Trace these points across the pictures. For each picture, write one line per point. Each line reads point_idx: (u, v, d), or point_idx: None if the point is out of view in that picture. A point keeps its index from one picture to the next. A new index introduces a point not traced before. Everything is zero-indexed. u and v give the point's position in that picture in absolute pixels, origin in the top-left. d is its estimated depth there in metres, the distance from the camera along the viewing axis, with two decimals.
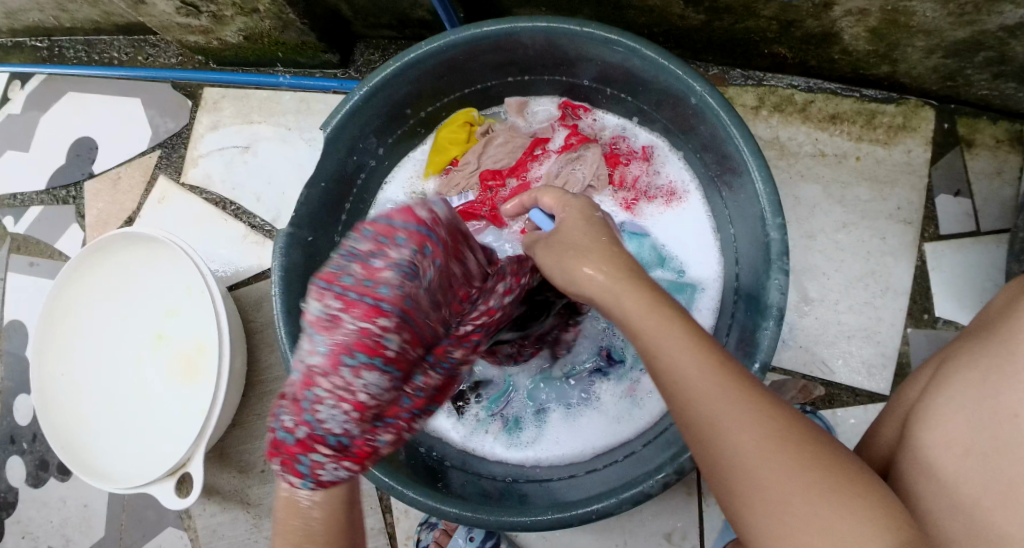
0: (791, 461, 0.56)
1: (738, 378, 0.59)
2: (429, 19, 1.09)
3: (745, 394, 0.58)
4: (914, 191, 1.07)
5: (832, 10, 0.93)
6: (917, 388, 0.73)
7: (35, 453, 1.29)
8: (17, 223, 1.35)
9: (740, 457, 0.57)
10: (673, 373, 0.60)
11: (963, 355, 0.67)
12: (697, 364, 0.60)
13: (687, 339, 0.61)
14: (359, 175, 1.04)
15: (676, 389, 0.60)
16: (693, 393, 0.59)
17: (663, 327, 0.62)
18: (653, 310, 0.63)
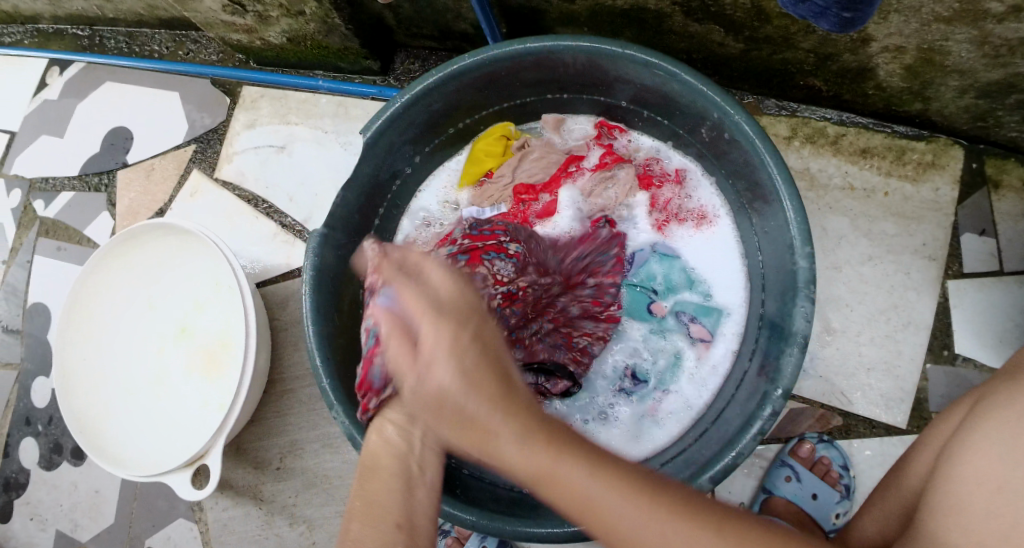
0: (691, 525, 0.59)
1: (609, 477, 0.60)
2: (471, 31, 1.11)
3: (658, 494, 0.60)
4: (940, 228, 1.08)
5: (870, 45, 0.95)
6: (950, 422, 0.73)
7: (50, 436, 1.30)
8: (48, 207, 1.37)
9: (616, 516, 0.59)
10: (568, 487, 0.60)
11: (1002, 392, 0.66)
12: (600, 494, 0.59)
13: (588, 489, 0.60)
14: (394, 182, 1.06)
15: (553, 480, 0.60)
16: (573, 483, 0.60)
17: (563, 465, 0.60)
18: (597, 470, 0.60)
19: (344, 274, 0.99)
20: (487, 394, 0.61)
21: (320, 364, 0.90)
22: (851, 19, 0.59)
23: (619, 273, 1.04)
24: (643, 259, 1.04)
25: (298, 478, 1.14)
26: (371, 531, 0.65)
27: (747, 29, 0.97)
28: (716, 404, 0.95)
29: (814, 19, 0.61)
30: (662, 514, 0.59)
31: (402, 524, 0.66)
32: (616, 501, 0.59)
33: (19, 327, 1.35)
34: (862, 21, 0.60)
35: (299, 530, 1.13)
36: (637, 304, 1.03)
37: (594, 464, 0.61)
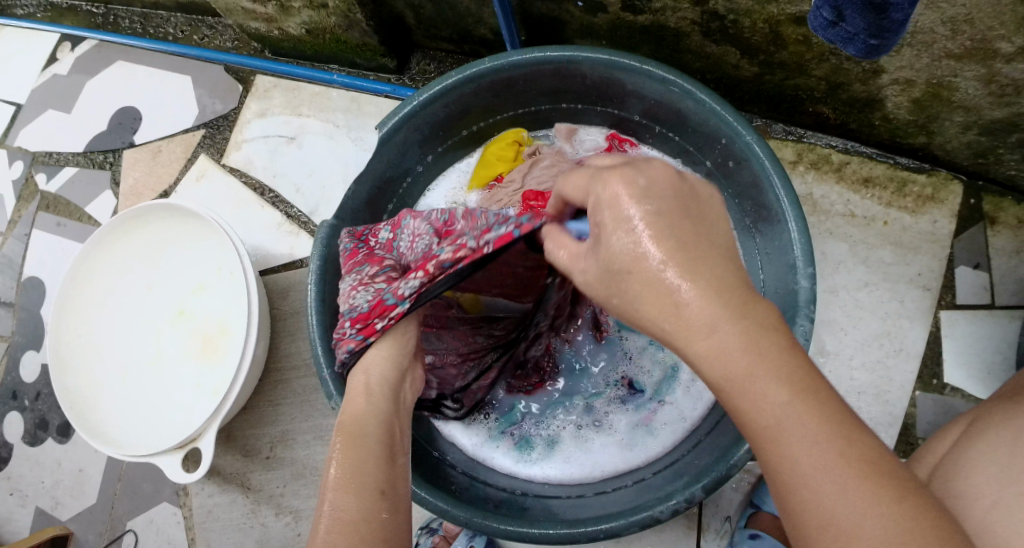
0: (844, 442, 0.45)
1: (826, 411, 0.46)
2: (490, 37, 1.12)
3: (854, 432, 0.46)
4: (936, 259, 1.10)
5: (880, 77, 0.97)
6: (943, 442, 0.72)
7: (36, 412, 1.28)
8: (50, 181, 1.36)
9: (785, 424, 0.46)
10: (755, 403, 0.46)
11: (997, 413, 0.67)
12: (790, 396, 0.46)
13: (803, 426, 0.45)
14: (405, 179, 1.07)
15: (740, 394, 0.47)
16: (745, 386, 0.47)
17: (761, 372, 0.46)
18: (795, 392, 0.46)
19: None
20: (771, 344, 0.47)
21: (320, 354, 0.90)
22: (877, 46, 0.61)
23: None
24: None
25: (288, 468, 1.14)
26: (350, 498, 0.63)
27: (762, 53, 0.98)
28: (710, 418, 0.97)
29: (842, 44, 0.62)
30: (804, 401, 0.46)
31: (384, 490, 0.65)
32: (806, 443, 0.45)
33: (11, 299, 1.34)
34: (886, 49, 0.62)
35: (285, 520, 1.13)
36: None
37: (808, 392, 0.46)
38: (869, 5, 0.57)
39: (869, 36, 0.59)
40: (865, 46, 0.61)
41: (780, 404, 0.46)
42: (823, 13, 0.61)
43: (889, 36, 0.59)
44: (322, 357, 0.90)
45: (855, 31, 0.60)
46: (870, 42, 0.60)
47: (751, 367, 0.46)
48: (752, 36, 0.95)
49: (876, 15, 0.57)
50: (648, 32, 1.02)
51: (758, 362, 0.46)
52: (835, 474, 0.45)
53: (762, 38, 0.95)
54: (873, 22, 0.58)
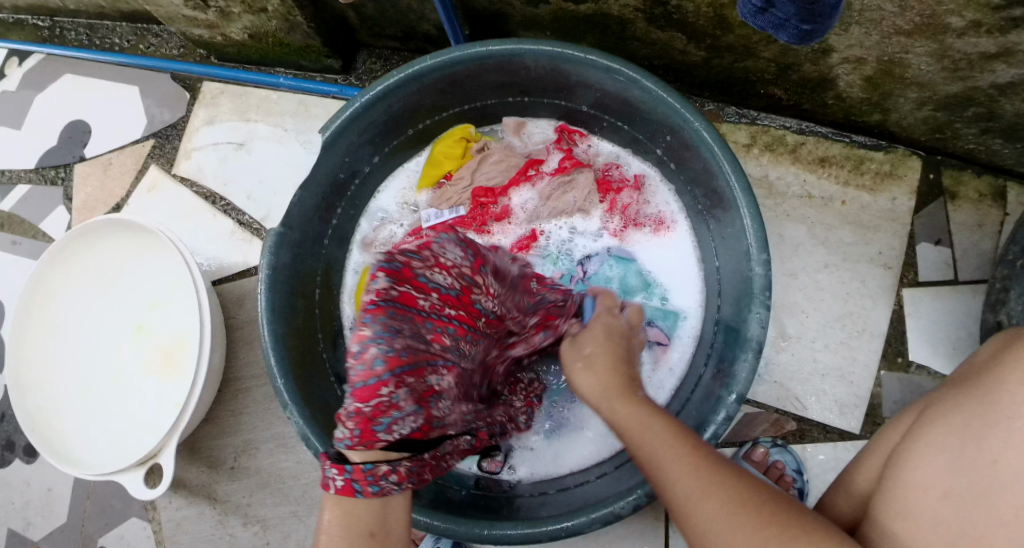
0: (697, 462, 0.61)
1: (694, 451, 0.63)
2: (434, 32, 1.09)
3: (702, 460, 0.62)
4: (896, 237, 1.09)
5: (830, 56, 0.96)
6: (898, 430, 0.72)
7: (2, 433, 1.28)
8: (3, 199, 1.34)
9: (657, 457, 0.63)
10: (657, 460, 0.63)
11: (949, 397, 0.65)
12: (658, 431, 0.65)
13: (691, 465, 0.61)
14: (353, 182, 1.04)
15: (649, 461, 0.64)
16: (647, 432, 0.65)
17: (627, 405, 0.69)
18: (670, 428, 0.65)
19: (299, 273, 0.98)
20: (603, 383, 0.72)
21: (275, 362, 0.90)
22: (809, 31, 0.66)
23: (578, 275, 1.04)
24: (600, 261, 1.04)
25: (252, 478, 1.12)
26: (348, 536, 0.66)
27: (709, 37, 0.99)
28: (674, 408, 0.96)
29: (775, 30, 0.68)
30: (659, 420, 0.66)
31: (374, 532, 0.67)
32: (689, 472, 0.61)
33: None
34: (820, 34, 0.67)
35: (253, 530, 1.11)
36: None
37: (674, 429, 0.65)
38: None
39: (800, 21, 0.65)
40: (797, 32, 0.66)
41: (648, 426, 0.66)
42: (754, 1, 0.67)
43: (819, 21, 0.65)
44: (274, 366, 0.89)
45: (786, 17, 0.65)
46: (801, 27, 0.66)
47: (608, 391, 0.71)
48: (698, 20, 0.95)
49: (805, 0, 0.63)
50: (592, 22, 1.01)
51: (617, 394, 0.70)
52: (701, 486, 0.60)
53: (707, 22, 0.95)
54: (803, 9, 0.63)
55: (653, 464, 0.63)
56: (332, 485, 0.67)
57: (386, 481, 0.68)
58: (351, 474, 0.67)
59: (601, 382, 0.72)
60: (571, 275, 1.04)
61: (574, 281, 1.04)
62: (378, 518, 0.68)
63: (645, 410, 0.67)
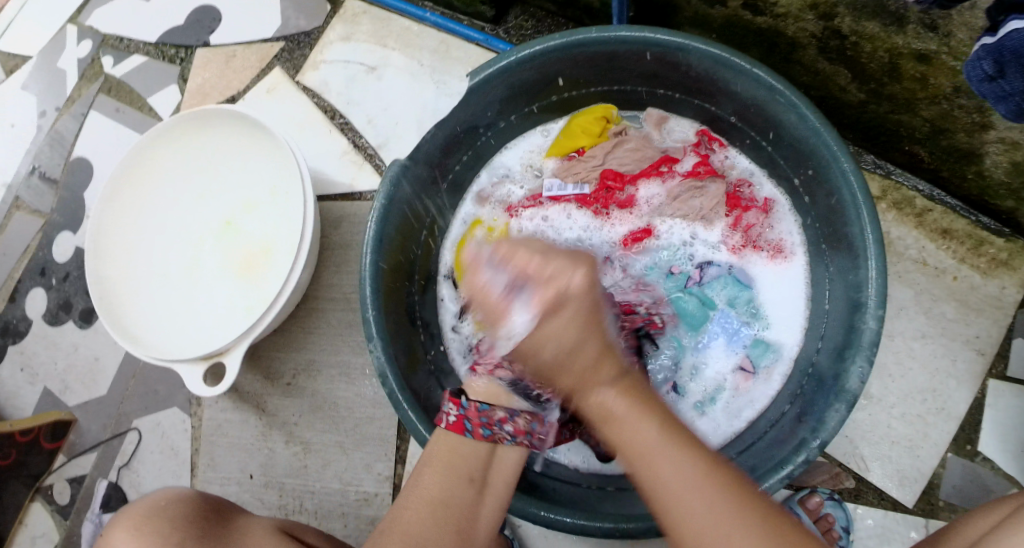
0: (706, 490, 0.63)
1: (705, 464, 0.65)
2: (597, 6, 1.07)
3: (715, 468, 0.65)
4: (996, 325, 1.07)
5: (987, 132, 0.94)
6: (989, 519, 0.72)
7: (60, 292, 1.28)
8: (116, 65, 1.33)
9: (667, 490, 0.64)
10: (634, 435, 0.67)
11: None
12: (671, 458, 0.65)
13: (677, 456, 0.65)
14: (483, 132, 1.04)
15: (647, 463, 0.66)
16: (645, 434, 0.67)
17: (653, 456, 0.66)
18: (672, 434, 0.67)
19: (412, 210, 0.98)
20: (621, 401, 0.68)
21: (368, 293, 0.89)
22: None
23: (692, 278, 1.03)
24: (716, 274, 1.03)
25: (305, 399, 1.12)
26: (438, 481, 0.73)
27: (874, 81, 0.97)
28: (744, 439, 0.95)
29: (994, 100, 0.69)
30: (661, 436, 0.67)
31: (472, 479, 0.74)
32: (691, 474, 0.64)
33: (56, 177, 1.32)
34: None
35: (293, 450, 1.12)
36: (699, 313, 1.01)
37: (666, 426, 0.68)
38: None
39: (1021, 100, 0.65)
40: (1015, 108, 0.67)
41: (652, 436, 0.67)
42: (984, 67, 0.67)
43: None
44: (370, 296, 0.88)
45: (1010, 91, 0.66)
46: (1020, 105, 0.66)
47: (642, 447, 0.66)
48: (870, 63, 0.94)
49: None
50: (763, 36, 1.00)
51: (646, 427, 0.67)
52: (729, 515, 0.62)
53: (879, 67, 0.94)
54: None
55: (671, 498, 0.64)
56: (444, 420, 0.76)
57: (498, 429, 0.75)
58: (465, 413, 0.75)
59: (609, 390, 0.69)
60: (685, 276, 1.03)
61: (687, 283, 1.03)
62: (478, 464, 0.74)
63: (655, 429, 0.67)
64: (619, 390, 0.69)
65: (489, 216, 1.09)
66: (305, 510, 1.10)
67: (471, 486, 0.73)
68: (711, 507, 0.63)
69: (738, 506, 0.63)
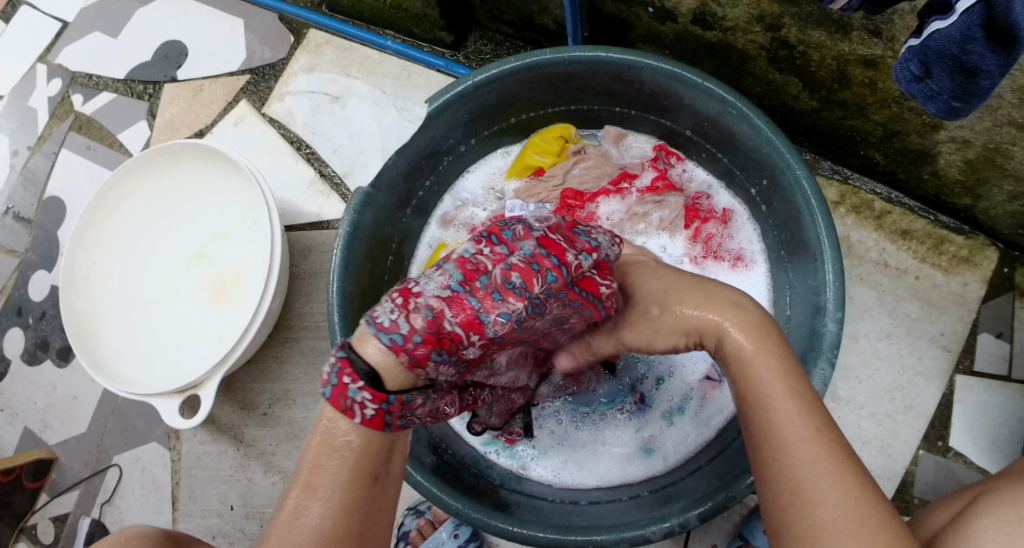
0: (834, 460, 0.56)
1: (845, 464, 0.56)
2: (552, 28, 1.09)
3: (851, 465, 0.56)
4: (960, 322, 1.09)
5: (938, 132, 0.96)
6: (947, 512, 0.73)
7: (37, 331, 1.28)
8: (85, 103, 1.34)
9: (788, 424, 0.59)
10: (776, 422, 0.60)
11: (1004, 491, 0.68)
12: (802, 441, 0.58)
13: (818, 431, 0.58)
14: (447, 157, 1.06)
15: (758, 380, 0.62)
16: (769, 389, 0.61)
17: (795, 452, 0.57)
18: (818, 432, 0.58)
19: (377, 236, 0.99)
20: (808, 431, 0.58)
21: (337, 321, 0.90)
22: (957, 108, 0.67)
23: None
24: None
25: (283, 427, 1.13)
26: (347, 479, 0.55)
27: (825, 88, 0.99)
28: (715, 446, 0.96)
29: (923, 100, 0.68)
30: (812, 454, 0.57)
31: (376, 478, 0.55)
32: (813, 460, 0.57)
33: (30, 217, 1.33)
34: (964, 112, 0.68)
35: (272, 479, 1.13)
36: None
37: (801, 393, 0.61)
38: (961, 68, 0.62)
39: (953, 97, 0.65)
40: (946, 106, 0.67)
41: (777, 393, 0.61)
42: (911, 68, 0.67)
43: (972, 100, 0.65)
44: (338, 324, 0.89)
45: (939, 90, 0.66)
46: (952, 103, 0.66)
47: (774, 430, 0.59)
48: (819, 70, 0.96)
49: (965, 78, 0.63)
50: (714, 50, 1.02)
51: (784, 417, 0.59)
52: (839, 498, 0.55)
53: (828, 75, 0.95)
54: (960, 87, 0.64)
55: (786, 440, 0.59)
56: (361, 414, 0.54)
57: (415, 417, 0.58)
58: (389, 406, 0.55)
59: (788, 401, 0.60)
60: None
61: None
62: (380, 461, 0.56)
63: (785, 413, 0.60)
64: (743, 329, 0.66)
65: (454, 239, 1.10)
66: None
67: (373, 487, 0.55)
68: (823, 470, 0.56)
69: (860, 489, 0.55)
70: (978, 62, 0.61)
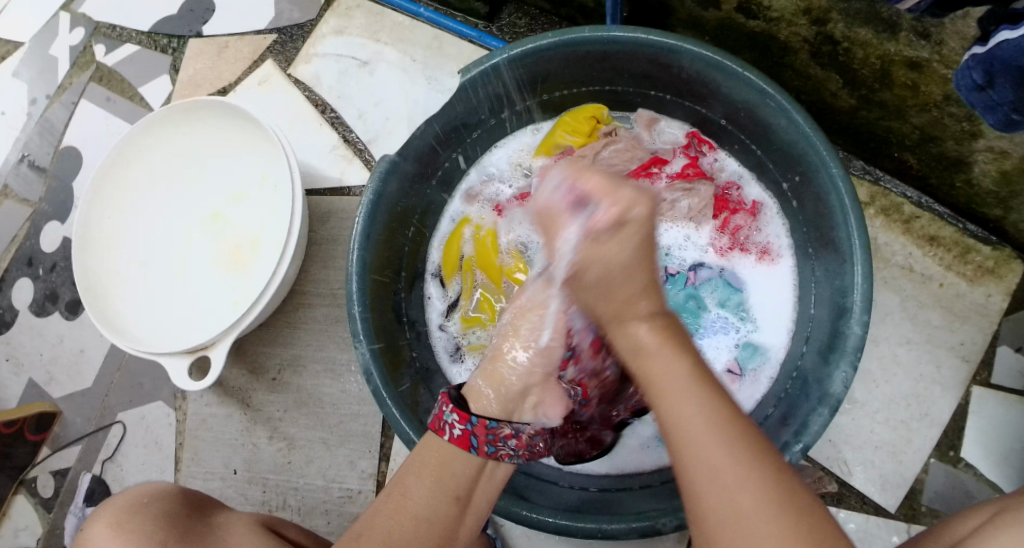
0: (755, 467, 0.56)
1: (775, 470, 0.57)
2: (590, 6, 1.07)
3: (759, 463, 0.57)
4: (981, 333, 1.08)
5: (976, 140, 0.94)
6: (965, 529, 0.73)
7: (47, 283, 1.27)
8: (107, 54, 1.32)
9: (688, 420, 0.59)
10: (665, 375, 0.63)
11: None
12: (718, 438, 0.58)
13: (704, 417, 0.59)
14: (475, 131, 1.04)
15: (658, 391, 0.62)
16: (667, 387, 0.62)
17: (705, 434, 0.58)
18: (726, 426, 0.58)
19: (401, 206, 0.97)
20: (726, 424, 0.59)
21: (355, 290, 0.89)
22: (1016, 121, 0.65)
23: (687, 279, 1.04)
24: (708, 277, 1.04)
25: (291, 394, 1.12)
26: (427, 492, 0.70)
27: (865, 87, 0.97)
28: None
29: (983, 111, 0.68)
30: (759, 473, 0.56)
31: (459, 496, 0.71)
32: (739, 469, 0.56)
33: (45, 167, 1.31)
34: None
35: (277, 446, 1.12)
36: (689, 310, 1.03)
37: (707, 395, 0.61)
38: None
39: (1012, 109, 0.64)
40: (1004, 118, 0.66)
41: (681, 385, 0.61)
42: (973, 76, 0.66)
43: None
44: (355, 294, 0.88)
45: (1000, 101, 0.65)
46: (1011, 115, 0.65)
47: (689, 410, 0.60)
48: (861, 68, 0.94)
49: None
50: (755, 39, 1.00)
51: (703, 403, 0.60)
52: (739, 501, 0.55)
53: (870, 73, 0.94)
54: (1019, 98, 0.63)
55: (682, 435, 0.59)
56: (450, 432, 0.72)
57: (504, 445, 0.74)
58: (474, 428, 0.72)
59: (694, 393, 0.61)
60: (681, 276, 1.04)
61: (684, 283, 1.04)
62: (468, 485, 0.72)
63: (702, 406, 0.60)
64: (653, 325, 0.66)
65: (478, 215, 1.09)
66: (289, 507, 1.10)
67: (456, 505, 0.71)
68: (734, 471, 0.56)
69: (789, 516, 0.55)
70: None
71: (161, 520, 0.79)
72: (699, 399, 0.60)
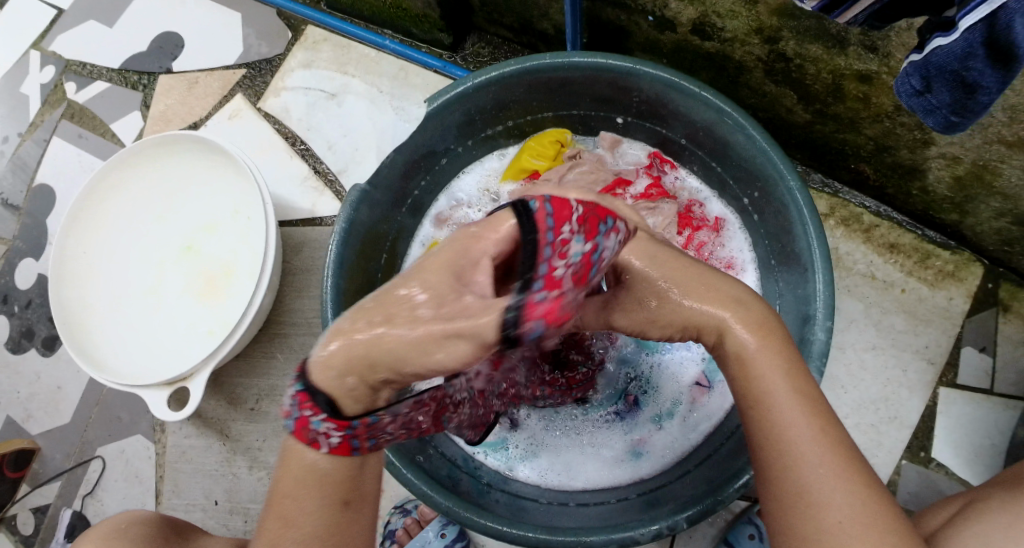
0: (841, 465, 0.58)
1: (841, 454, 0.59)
2: (551, 33, 1.10)
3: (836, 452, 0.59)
4: (945, 335, 1.10)
5: (929, 148, 0.97)
6: (940, 517, 0.75)
7: (23, 320, 1.27)
8: (78, 92, 1.33)
9: (779, 425, 0.60)
10: (776, 421, 0.61)
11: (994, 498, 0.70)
12: (813, 448, 0.59)
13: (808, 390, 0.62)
14: (442, 158, 1.06)
15: (763, 374, 0.62)
16: (776, 399, 0.61)
17: (798, 436, 0.59)
18: (815, 419, 0.60)
19: (372, 234, 0.99)
20: (811, 428, 0.60)
21: (329, 316, 0.90)
22: (955, 122, 0.68)
23: None
24: None
25: (270, 423, 1.13)
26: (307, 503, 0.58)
27: (820, 102, 1.00)
28: (701, 451, 0.98)
29: (923, 114, 0.69)
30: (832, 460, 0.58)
31: (346, 501, 0.59)
32: (827, 471, 0.58)
33: (19, 204, 1.32)
34: (962, 128, 0.69)
35: (258, 475, 1.12)
36: None
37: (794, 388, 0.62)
38: (960, 83, 0.64)
39: (951, 112, 0.67)
40: (944, 121, 0.68)
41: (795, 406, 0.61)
42: (913, 82, 0.68)
43: (969, 115, 0.66)
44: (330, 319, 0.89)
45: (939, 104, 0.67)
46: (950, 117, 0.67)
47: (805, 416, 0.60)
48: (814, 84, 0.97)
49: (964, 93, 0.64)
50: (711, 60, 1.03)
51: (796, 407, 0.61)
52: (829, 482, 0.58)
53: (823, 88, 0.97)
54: (959, 100, 0.65)
55: (784, 440, 0.60)
56: (327, 444, 0.56)
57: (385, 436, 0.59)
58: (354, 432, 0.56)
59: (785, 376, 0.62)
60: None
61: None
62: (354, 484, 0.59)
63: (793, 396, 0.61)
64: (754, 329, 0.64)
65: None
66: None
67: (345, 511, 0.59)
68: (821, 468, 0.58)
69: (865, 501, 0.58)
70: (977, 79, 0.62)
71: (141, 540, 0.79)
72: (790, 386, 0.62)
